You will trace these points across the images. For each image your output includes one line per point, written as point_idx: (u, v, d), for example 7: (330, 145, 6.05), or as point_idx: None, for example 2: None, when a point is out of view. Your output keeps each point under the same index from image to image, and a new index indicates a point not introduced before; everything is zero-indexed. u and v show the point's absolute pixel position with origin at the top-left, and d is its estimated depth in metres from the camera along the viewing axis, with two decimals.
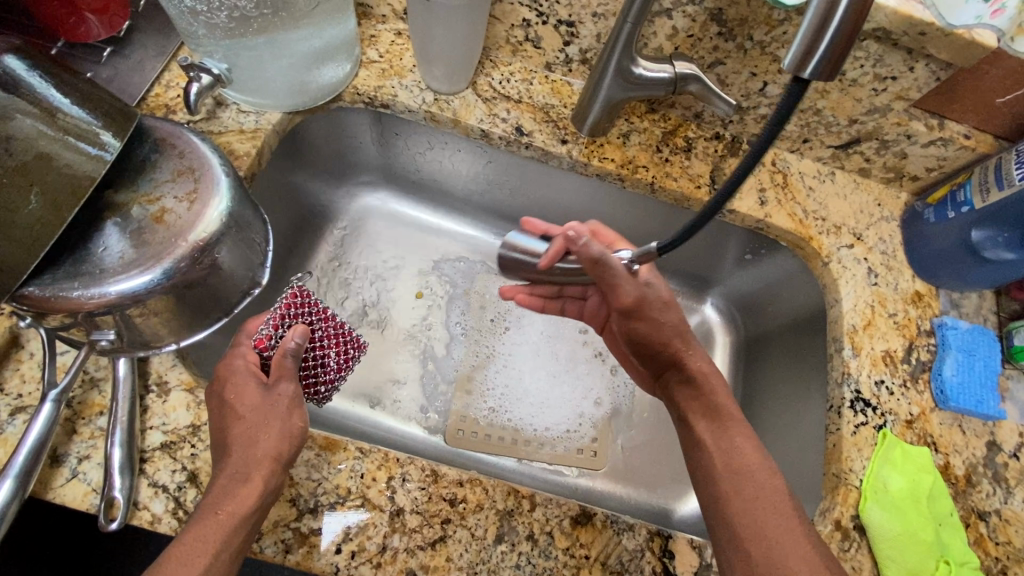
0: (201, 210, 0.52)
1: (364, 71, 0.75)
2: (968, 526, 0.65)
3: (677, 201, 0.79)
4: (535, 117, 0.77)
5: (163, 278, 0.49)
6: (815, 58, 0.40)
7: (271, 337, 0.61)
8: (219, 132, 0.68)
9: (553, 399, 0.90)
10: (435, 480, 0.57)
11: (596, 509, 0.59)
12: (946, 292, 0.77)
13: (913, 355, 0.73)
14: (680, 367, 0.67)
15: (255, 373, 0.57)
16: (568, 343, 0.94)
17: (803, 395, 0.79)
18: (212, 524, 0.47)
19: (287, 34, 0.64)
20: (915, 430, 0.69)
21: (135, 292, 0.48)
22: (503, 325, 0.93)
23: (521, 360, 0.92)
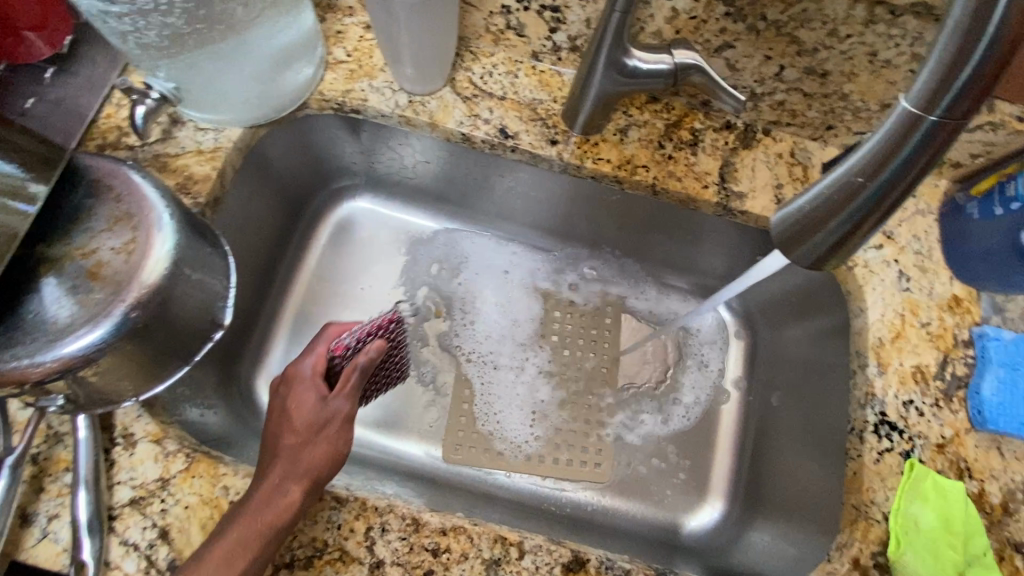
0: (140, 260, 0.47)
1: (330, 74, 0.68)
2: (1003, 559, 0.59)
3: (682, 203, 0.72)
4: (521, 116, 0.70)
5: (101, 343, 0.45)
6: (949, 94, 0.31)
7: (350, 346, 0.63)
8: (176, 154, 0.63)
9: (530, 390, 0.88)
10: (417, 529, 0.54)
11: (590, 554, 0.56)
12: (989, 294, 0.69)
13: (948, 370, 0.66)
14: None
15: (316, 387, 0.59)
16: (525, 317, 0.90)
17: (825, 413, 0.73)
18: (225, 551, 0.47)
19: (230, 46, 0.57)
20: (948, 456, 0.62)
21: (68, 360, 0.44)
22: (465, 314, 0.89)
23: (490, 352, 0.88)
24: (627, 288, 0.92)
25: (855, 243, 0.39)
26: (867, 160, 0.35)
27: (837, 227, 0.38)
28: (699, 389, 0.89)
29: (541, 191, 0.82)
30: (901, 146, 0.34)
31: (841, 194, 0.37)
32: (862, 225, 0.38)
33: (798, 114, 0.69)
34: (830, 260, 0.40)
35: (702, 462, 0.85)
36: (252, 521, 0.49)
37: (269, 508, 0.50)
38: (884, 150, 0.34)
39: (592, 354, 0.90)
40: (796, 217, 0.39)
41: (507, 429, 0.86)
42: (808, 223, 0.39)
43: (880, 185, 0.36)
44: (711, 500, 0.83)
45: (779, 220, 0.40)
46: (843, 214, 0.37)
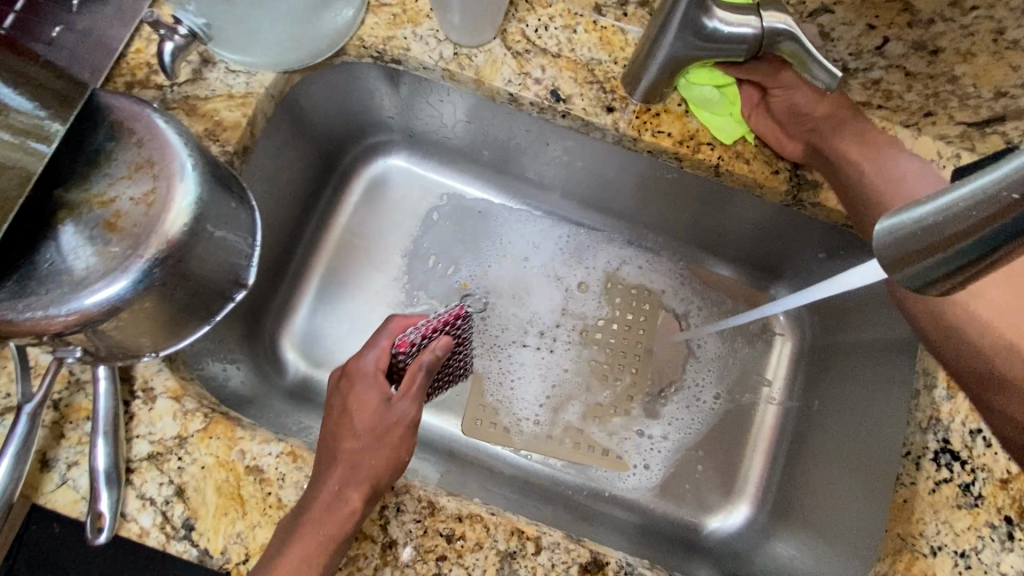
0: (161, 211, 0.44)
1: (371, 18, 0.63)
2: None
3: (746, 188, 0.66)
4: (576, 78, 0.63)
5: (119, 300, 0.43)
6: None
7: (414, 343, 0.62)
8: (205, 97, 0.59)
9: (547, 376, 0.84)
10: (432, 513, 0.52)
11: (609, 557, 0.53)
12: None
13: None
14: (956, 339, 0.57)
15: (380, 386, 0.58)
16: (540, 308, 0.85)
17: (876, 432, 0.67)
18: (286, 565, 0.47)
19: None
20: (1011, 493, 0.57)
21: (82, 313, 0.42)
22: (482, 298, 0.84)
23: (507, 338, 0.84)
24: (668, 273, 0.87)
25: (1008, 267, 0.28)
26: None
27: (974, 247, 0.28)
28: (738, 386, 0.84)
29: (591, 163, 0.76)
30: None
31: (981, 208, 0.26)
32: (1018, 246, 0.27)
33: (894, 95, 0.61)
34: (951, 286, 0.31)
35: (731, 463, 0.81)
36: (312, 535, 0.48)
37: (330, 514, 0.48)
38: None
39: (614, 347, 0.85)
40: (914, 227, 0.30)
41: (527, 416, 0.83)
42: (928, 236, 0.29)
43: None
44: (738, 504, 0.79)
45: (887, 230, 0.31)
46: (980, 233, 0.27)
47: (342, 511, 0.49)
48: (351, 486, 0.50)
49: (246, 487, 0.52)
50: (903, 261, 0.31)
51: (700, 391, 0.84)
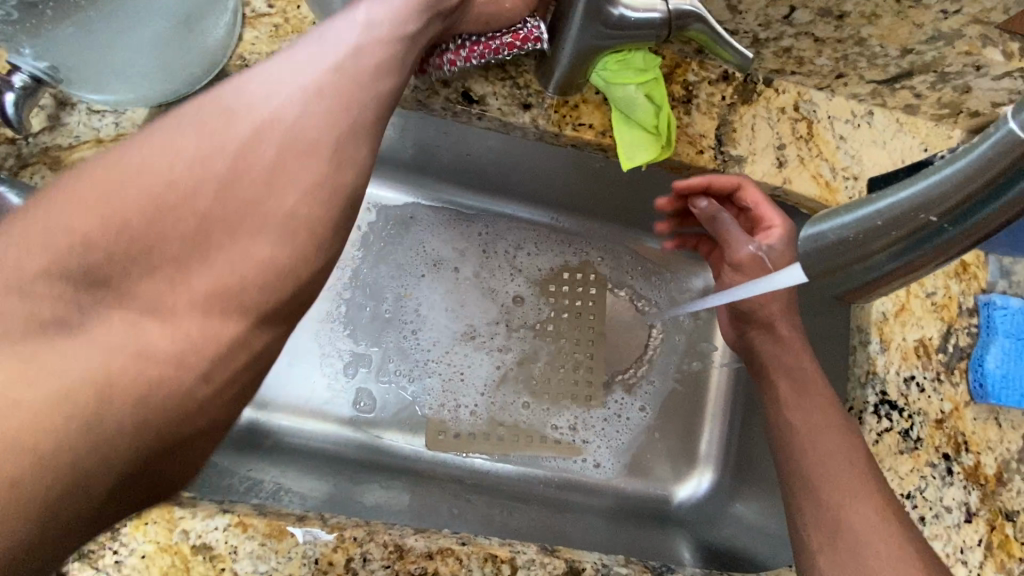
0: None
1: (253, 32, 0.56)
2: (994, 529, 0.60)
3: (675, 169, 0.64)
4: (488, 75, 0.59)
5: None
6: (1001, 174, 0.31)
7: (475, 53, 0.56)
8: (70, 146, 0.52)
9: (496, 383, 0.83)
10: (401, 556, 0.51)
11: (585, 562, 0.54)
12: (997, 257, 0.65)
13: (951, 342, 0.63)
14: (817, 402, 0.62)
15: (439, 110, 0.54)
16: (478, 319, 0.84)
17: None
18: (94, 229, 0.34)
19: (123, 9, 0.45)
20: (946, 431, 0.61)
21: None
22: (421, 311, 0.84)
23: (449, 356, 0.83)
24: (608, 255, 0.87)
25: (915, 273, 0.39)
26: (935, 189, 0.33)
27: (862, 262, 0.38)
28: (692, 355, 0.86)
29: (515, 160, 0.76)
30: (993, 183, 0.32)
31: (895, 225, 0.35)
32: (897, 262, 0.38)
33: (806, 61, 0.60)
34: (877, 280, 0.40)
35: (692, 431, 0.85)
36: (147, 279, 0.36)
37: (265, 148, 0.38)
38: (975, 177, 0.32)
39: (561, 344, 0.85)
40: (833, 238, 0.38)
41: (483, 427, 0.82)
42: (840, 247, 0.38)
43: (956, 221, 0.34)
44: (703, 469, 0.83)
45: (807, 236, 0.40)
46: (891, 243, 0.36)
47: (285, 210, 0.38)
48: (217, 315, 0.37)
49: (196, 568, 0.48)
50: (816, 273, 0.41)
51: (653, 367, 0.86)
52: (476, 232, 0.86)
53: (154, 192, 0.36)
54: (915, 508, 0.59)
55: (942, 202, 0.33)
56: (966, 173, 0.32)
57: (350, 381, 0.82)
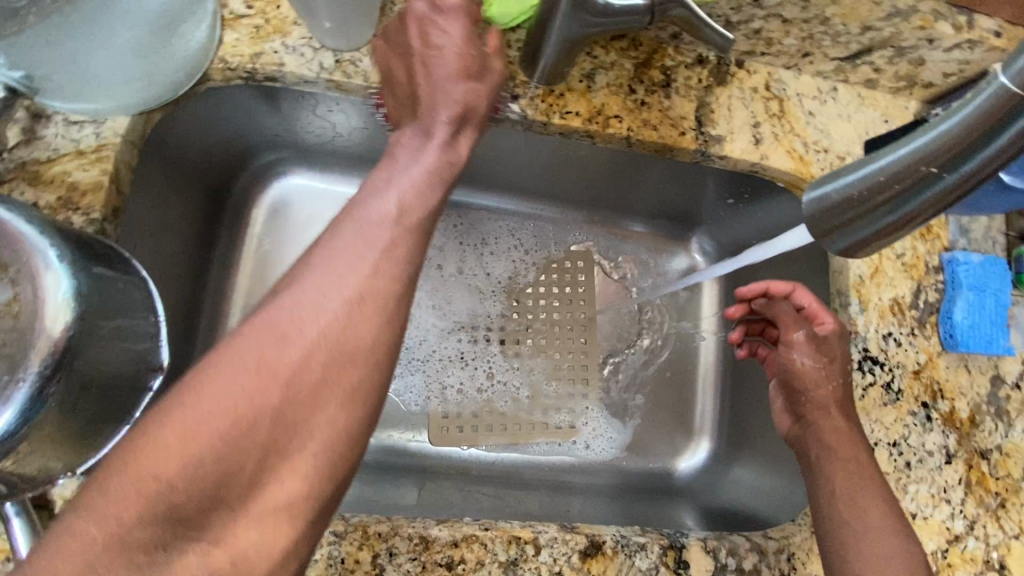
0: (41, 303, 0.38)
1: (231, 34, 0.55)
2: (971, 467, 0.65)
3: (658, 152, 0.66)
4: None
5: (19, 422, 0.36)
6: (998, 128, 0.32)
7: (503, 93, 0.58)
8: (49, 158, 0.50)
9: (490, 375, 0.84)
10: (427, 547, 0.51)
11: (605, 535, 0.56)
12: (955, 217, 0.70)
13: (921, 298, 0.67)
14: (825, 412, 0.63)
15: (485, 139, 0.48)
16: (466, 313, 0.85)
17: None
18: (247, 385, 0.33)
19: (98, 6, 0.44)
20: (923, 380, 0.66)
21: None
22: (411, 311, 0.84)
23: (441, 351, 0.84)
24: (592, 240, 0.90)
25: (905, 231, 0.39)
26: (933, 145, 0.34)
27: (865, 221, 0.39)
28: (680, 332, 0.89)
29: (497, 152, 0.76)
30: (991, 132, 0.33)
31: (896, 179, 0.36)
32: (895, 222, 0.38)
33: (774, 42, 0.63)
34: (868, 242, 0.40)
35: (686, 406, 0.88)
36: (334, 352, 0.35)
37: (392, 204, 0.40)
38: (969, 131, 0.33)
39: (552, 332, 0.86)
40: (836, 198, 0.39)
41: (481, 417, 0.83)
42: (843, 208, 0.39)
43: (956, 169, 0.34)
44: (700, 440, 0.86)
45: (814, 198, 0.41)
46: (896, 197, 0.37)
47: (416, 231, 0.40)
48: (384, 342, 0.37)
49: None
50: (825, 231, 0.41)
51: (644, 348, 0.88)
52: (452, 226, 0.86)
53: (298, 324, 0.34)
54: (901, 455, 0.63)
55: (940, 154, 0.34)
56: (960, 126, 0.33)
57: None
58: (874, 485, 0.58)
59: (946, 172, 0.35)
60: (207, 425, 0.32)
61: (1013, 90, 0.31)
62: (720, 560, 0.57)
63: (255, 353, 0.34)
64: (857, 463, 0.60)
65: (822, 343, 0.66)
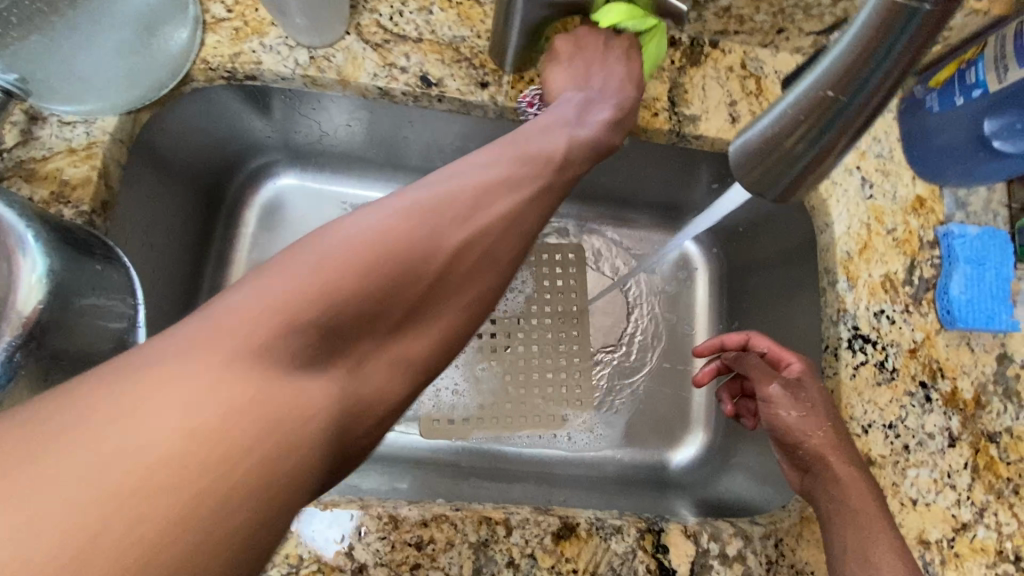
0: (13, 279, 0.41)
1: (212, 36, 0.58)
2: (978, 451, 0.61)
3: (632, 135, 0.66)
4: (443, 58, 0.61)
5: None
6: (884, 46, 0.34)
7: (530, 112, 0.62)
8: (44, 157, 0.53)
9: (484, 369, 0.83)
10: (396, 526, 0.52)
11: (579, 518, 0.55)
12: (951, 190, 0.67)
13: (916, 275, 0.65)
14: (823, 462, 0.56)
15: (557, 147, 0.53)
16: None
17: (805, 350, 0.70)
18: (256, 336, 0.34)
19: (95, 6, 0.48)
20: (920, 360, 0.63)
21: None
22: None
23: None
24: (581, 231, 0.90)
25: (828, 164, 0.40)
26: (831, 74, 0.36)
27: (787, 162, 0.40)
28: (674, 322, 0.88)
29: None
30: (873, 50, 0.34)
31: (807, 114, 0.38)
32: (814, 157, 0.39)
33: (746, 19, 0.63)
34: (802, 182, 0.41)
35: (680, 397, 0.86)
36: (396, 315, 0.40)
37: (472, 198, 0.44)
38: (855, 56, 0.35)
39: (546, 325, 0.85)
40: (757, 142, 0.41)
41: (476, 411, 0.82)
42: (766, 150, 0.40)
43: (854, 95, 0.36)
44: (695, 431, 0.85)
45: (740, 146, 0.42)
46: (809, 133, 0.38)
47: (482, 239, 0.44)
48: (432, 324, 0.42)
49: None
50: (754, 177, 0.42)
51: (637, 341, 0.87)
52: None
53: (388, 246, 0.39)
54: (898, 438, 0.61)
55: (838, 82, 0.36)
56: (850, 53, 0.35)
57: None
58: (886, 533, 0.53)
59: (845, 97, 0.36)
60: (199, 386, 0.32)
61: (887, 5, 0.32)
62: (701, 545, 0.55)
63: (318, 263, 0.37)
64: (878, 522, 0.53)
65: (795, 387, 0.59)
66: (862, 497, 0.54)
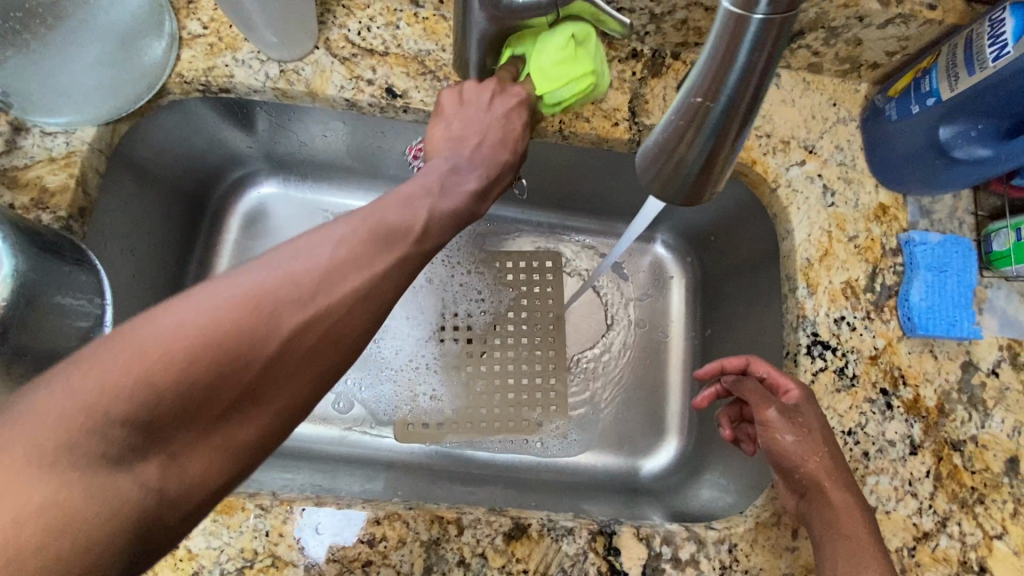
0: None
1: (188, 51, 0.61)
2: (941, 459, 0.61)
3: (594, 144, 0.68)
4: (408, 71, 0.64)
5: None
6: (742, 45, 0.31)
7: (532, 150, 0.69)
8: (26, 166, 0.57)
9: (460, 373, 0.84)
10: (349, 523, 0.53)
11: (531, 518, 0.55)
12: (915, 198, 0.67)
13: (878, 282, 0.65)
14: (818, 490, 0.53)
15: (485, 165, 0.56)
16: (435, 314, 0.87)
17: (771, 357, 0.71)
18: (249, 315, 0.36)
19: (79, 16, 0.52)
20: (881, 366, 0.63)
21: None
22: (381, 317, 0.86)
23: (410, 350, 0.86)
24: (559, 239, 0.92)
25: (727, 163, 0.38)
26: (702, 78, 0.34)
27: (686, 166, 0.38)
28: (649, 329, 0.89)
29: None
30: (735, 54, 0.32)
31: (689, 120, 0.36)
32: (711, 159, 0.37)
33: (704, 31, 0.64)
34: (703, 186, 0.39)
35: (655, 404, 0.86)
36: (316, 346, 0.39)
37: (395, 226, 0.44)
38: (720, 58, 0.32)
39: (522, 331, 0.86)
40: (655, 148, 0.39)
41: (451, 415, 0.83)
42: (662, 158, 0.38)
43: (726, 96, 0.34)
44: (668, 438, 0.85)
45: (645, 152, 0.40)
46: (696, 139, 0.36)
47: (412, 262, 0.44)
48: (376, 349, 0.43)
49: None
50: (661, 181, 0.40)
51: (613, 348, 0.88)
52: None
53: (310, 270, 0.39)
54: (857, 445, 0.60)
55: (708, 87, 0.34)
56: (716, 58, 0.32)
57: None
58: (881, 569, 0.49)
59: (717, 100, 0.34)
60: (166, 365, 0.33)
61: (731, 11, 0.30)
62: (653, 549, 0.55)
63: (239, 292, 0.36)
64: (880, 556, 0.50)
65: (794, 414, 0.57)
66: (855, 525, 0.52)
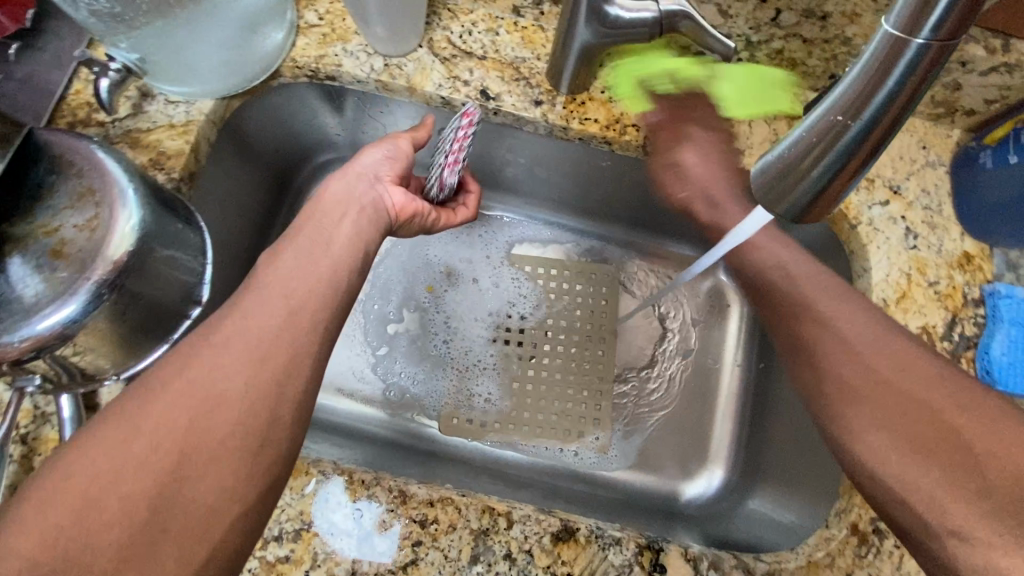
0: (109, 227, 0.48)
1: (302, 39, 0.66)
2: None
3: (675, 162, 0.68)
4: (503, 75, 0.67)
5: (87, 306, 0.47)
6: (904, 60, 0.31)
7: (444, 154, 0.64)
8: (148, 129, 0.61)
9: (509, 376, 0.86)
10: (404, 501, 0.54)
11: (580, 523, 0.56)
12: (1002, 250, 0.65)
13: (957, 331, 0.62)
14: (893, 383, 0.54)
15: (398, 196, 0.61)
16: (489, 315, 0.88)
17: None
18: (200, 395, 0.42)
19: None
20: None
21: (61, 327, 0.46)
22: (440, 313, 0.89)
23: (462, 347, 0.87)
24: (621, 255, 0.92)
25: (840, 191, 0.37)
26: (846, 96, 0.34)
27: (808, 185, 0.37)
28: (701, 357, 0.88)
29: (535, 154, 0.81)
30: (885, 79, 0.32)
31: (822, 138, 0.35)
32: (838, 182, 0.36)
33: (798, 63, 0.65)
34: (815, 210, 0.38)
35: (701, 431, 0.85)
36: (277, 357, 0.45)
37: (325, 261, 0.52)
38: (865, 85, 0.33)
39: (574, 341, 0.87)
40: (777, 165, 0.38)
41: (496, 415, 0.84)
42: (782, 175, 0.37)
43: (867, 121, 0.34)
44: (713, 468, 0.83)
45: (762, 168, 0.39)
46: (825, 159, 0.35)
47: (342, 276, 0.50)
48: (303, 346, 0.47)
49: None
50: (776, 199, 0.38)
51: (664, 369, 0.87)
52: (477, 236, 0.92)
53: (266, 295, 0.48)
54: None
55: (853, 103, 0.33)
56: (864, 78, 0.33)
57: (371, 369, 0.87)
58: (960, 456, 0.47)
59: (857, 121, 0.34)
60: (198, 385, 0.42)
61: (895, 35, 0.31)
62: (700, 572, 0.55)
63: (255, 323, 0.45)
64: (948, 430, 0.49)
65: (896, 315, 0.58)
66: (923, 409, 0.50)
